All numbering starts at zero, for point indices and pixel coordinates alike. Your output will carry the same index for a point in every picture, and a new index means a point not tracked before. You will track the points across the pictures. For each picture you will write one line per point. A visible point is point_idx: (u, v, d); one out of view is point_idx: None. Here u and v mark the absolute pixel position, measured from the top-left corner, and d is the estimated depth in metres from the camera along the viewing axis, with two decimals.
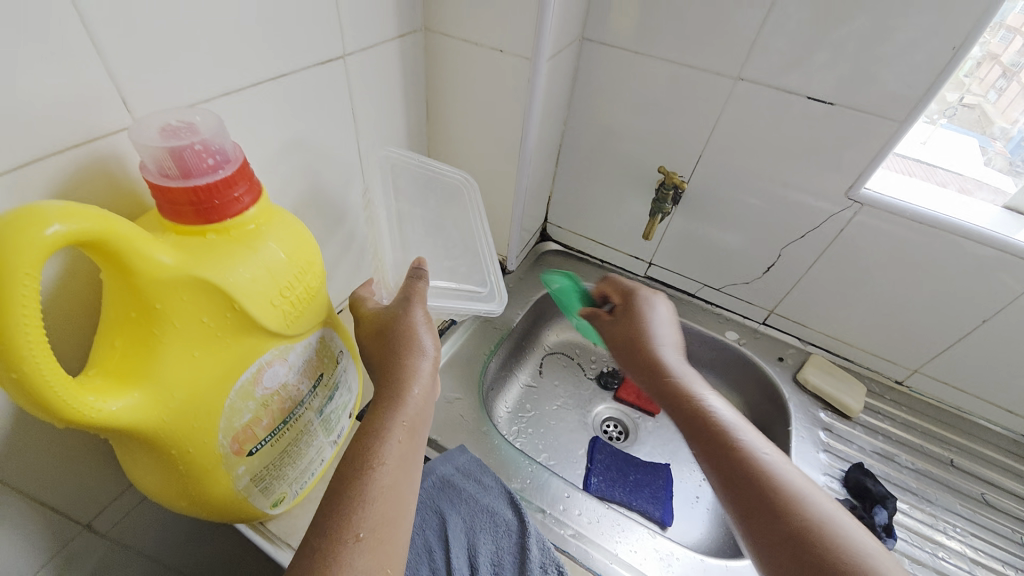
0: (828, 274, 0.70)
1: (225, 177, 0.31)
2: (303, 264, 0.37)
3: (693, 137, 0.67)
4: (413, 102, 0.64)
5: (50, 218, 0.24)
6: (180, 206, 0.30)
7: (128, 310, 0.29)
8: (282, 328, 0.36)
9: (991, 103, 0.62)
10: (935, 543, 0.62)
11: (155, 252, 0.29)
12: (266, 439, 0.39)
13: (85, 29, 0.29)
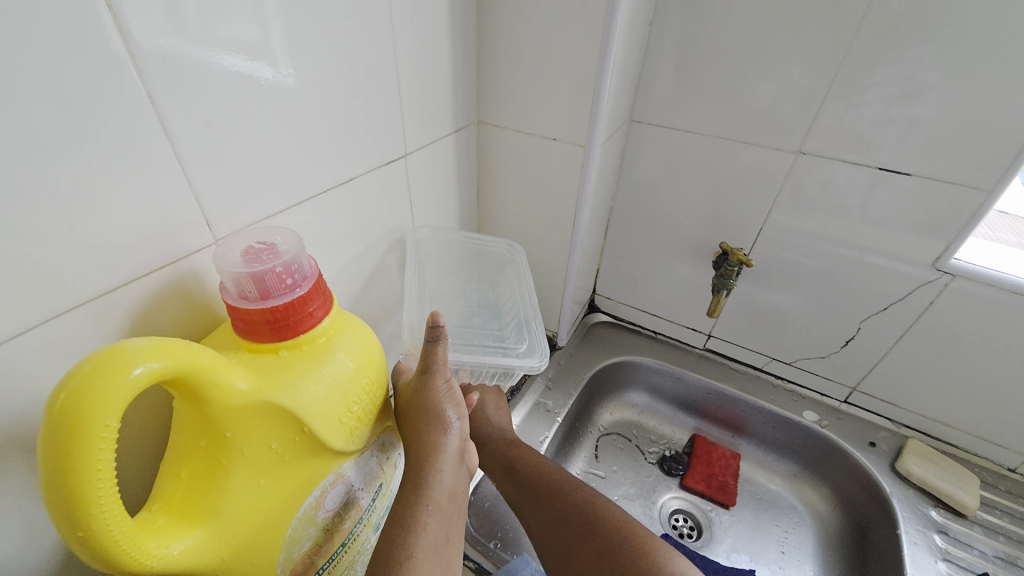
0: (918, 349, 0.63)
1: (303, 295, 0.31)
2: (370, 374, 0.35)
3: (753, 209, 0.65)
4: (466, 189, 0.66)
5: (137, 358, 0.23)
6: (256, 326, 0.30)
7: (197, 441, 0.28)
8: (347, 444, 0.34)
9: None
10: None
11: (232, 377, 0.28)
12: (324, 566, 0.35)
13: (181, 162, 0.31)
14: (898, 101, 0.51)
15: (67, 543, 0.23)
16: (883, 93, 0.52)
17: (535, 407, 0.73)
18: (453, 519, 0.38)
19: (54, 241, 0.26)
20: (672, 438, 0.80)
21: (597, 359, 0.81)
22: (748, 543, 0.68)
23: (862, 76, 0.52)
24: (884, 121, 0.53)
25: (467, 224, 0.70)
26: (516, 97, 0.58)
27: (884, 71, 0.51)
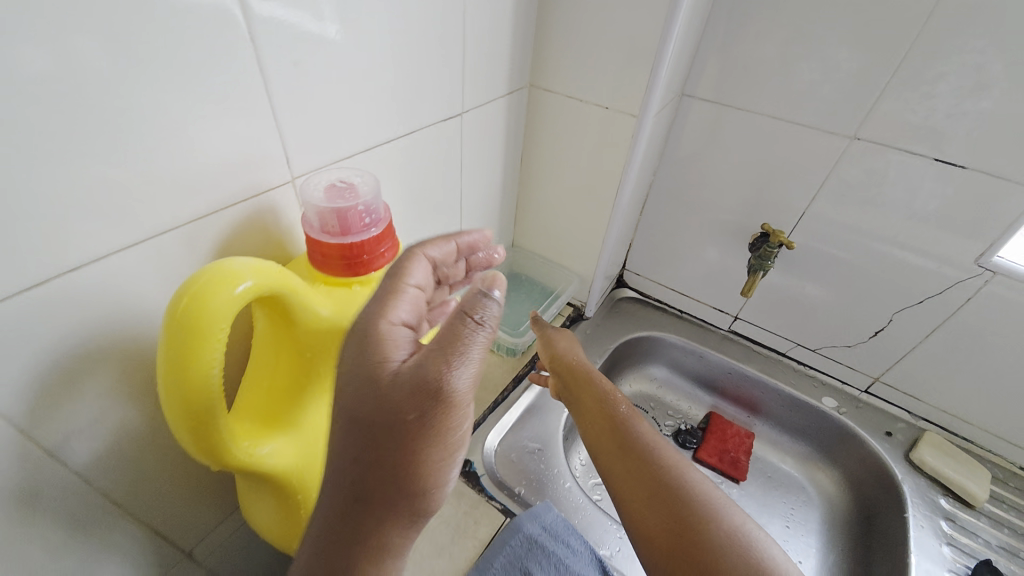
0: (946, 346, 0.64)
1: (377, 236, 0.33)
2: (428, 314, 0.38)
3: (795, 195, 0.65)
4: (511, 154, 0.67)
5: (244, 276, 0.26)
6: (332, 260, 0.32)
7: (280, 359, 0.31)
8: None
9: None
10: None
11: (317, 304, 0.31)
12: None
13: (268, 96, 0.32)
14: (968, 107, 0.51)
15: (176, 433, 0.27)
16: (953, 84, 0.50)
17: None
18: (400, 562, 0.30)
19: (159, 161, 0.28)
20: (688, 413, 0.83)
21: (621, 333, 0.83)
22: (755, 517, 0.70)
23: (934, 67, 0.50)
24: (955, 120, 0.52)
25: (508, 189, 0.71)
26: (571, 62, 0.58)
27: (968, 71, 0.49)
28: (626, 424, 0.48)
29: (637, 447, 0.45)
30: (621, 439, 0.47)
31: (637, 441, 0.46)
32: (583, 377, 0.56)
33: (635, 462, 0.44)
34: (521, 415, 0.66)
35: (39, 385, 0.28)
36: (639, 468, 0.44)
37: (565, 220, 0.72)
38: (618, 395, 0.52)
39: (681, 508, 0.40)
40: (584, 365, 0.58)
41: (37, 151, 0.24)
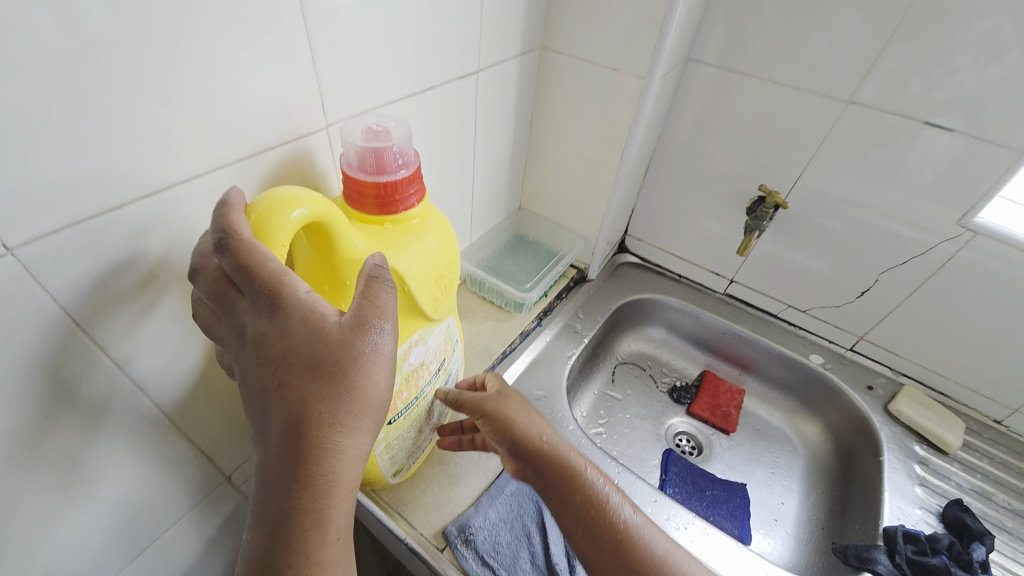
0: (927, 305, 0.68)
1: (408, 176, 0.36)
2: (450, 257, 0.41)
3: (795, 160, 0.68)
4: (521, 115, 0.69)
5: (299, 203, 0.29)
6: (367, 198, 0.35)
7: (322, 286, 0.34)
8: (432, 312, 0.41)
9: None
10: None
11: (356, 237, 0.34)
12: (402, 412, 0.43)
13: (309, 43, 0.35)
14: (959, 73, 0.53)
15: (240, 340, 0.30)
16: (975, 55, 0.52)
17: (565, 327, 0.77)
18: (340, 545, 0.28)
19: (215, 99, 0.31)
20: (683, 372, 0.87)
21: (621, 294, 0.87)
22: (743, 464, 0.75)
23: (945, 40, 0.53)
24: (948, 85, 0.54)
25: (516, 150, 0.73)
26: (581, 24, 0.60)
27: (960, 37, 0.52)
28: (611, 517, 0.42)
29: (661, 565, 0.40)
30: (639, 556, 0.40)
31: (627, 537, 0.41)
32: (566, 472, 0.44)
33: None
34: (526, 366, 0.70)
35: (115, 301, 0.31)
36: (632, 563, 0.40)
37: (572, 183, 0.75)
38: (611, 485, 0.44)
39: None
40: (542, 436, 0.47)
41: (112, 84, 0.26)
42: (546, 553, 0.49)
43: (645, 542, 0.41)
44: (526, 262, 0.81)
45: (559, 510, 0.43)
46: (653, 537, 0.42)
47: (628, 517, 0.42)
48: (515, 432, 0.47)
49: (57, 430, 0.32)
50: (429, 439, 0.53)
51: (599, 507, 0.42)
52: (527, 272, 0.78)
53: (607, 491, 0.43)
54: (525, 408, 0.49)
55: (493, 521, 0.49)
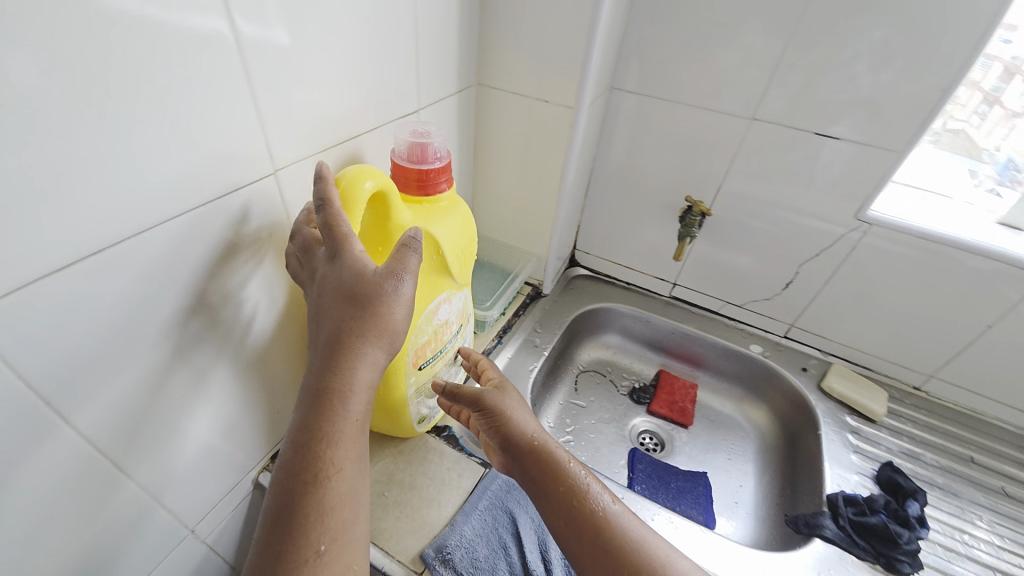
0: (841, 290, 0.76)
1: (443, 165, 0.47)
2: (472, 235, 0.51)
3: (715, 171, 0.75)
4: (464, 145, 0.73)
5: (368, 177, 0.40)
6: (410, 181, 0.46)
7: (376, 246, 0.45)
8: (456, 276, 0.50)
9: (975, 127, 0.70)
10: (967, 534, 0.62)
11: (402, 210, 0.44)
12: (429, 360, 0.52)
13: (253, 94, 0.37)
14: (839, 88, 0.62)
15: None
16: (867, 65, 0.60)
17: (525, 341, 0.81)
18: (361, 442, 0.34)
19: (166, 149, 0.32)
20: (641, 373, 0.92)
21: (576, 306, 0.91)
22: (701, 454, 0.80)
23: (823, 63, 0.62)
24: (831, 99, 0.63)
25: (462, 179, 0.77)
26: (511, 62, 0.65)
27: (834, 59, 0.61)
28: (593, 506, 0.44)
29: (636, 550, 0.42)
30: (615, 542, 0.42)
31: (607, 525, 0.43)
32: (554, 464, 0.46)
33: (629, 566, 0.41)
34: None
35: (73, 362, 0.31)
36: (611, 547, 0.42)
37: (519, 204, 0.79)
38: (592, 478, 0.47)
39: None
40: (534, 431, 0.49)
41: (64, 140, 0.27)
42: (523, 561, 0.50)
43: (624, 530, 0.43)
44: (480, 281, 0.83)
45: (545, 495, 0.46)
46: (632, 526, 0.44)
47: (609, 507, 0.45)
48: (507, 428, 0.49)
49: (7, 497, 0.31)
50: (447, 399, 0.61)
51: (583, 496, 0.45)
52: (485, 291, 0.80)
53: (591, 484, 0.46)
54: (521, 403, 0.52)
55: (469, 538, 0.51)
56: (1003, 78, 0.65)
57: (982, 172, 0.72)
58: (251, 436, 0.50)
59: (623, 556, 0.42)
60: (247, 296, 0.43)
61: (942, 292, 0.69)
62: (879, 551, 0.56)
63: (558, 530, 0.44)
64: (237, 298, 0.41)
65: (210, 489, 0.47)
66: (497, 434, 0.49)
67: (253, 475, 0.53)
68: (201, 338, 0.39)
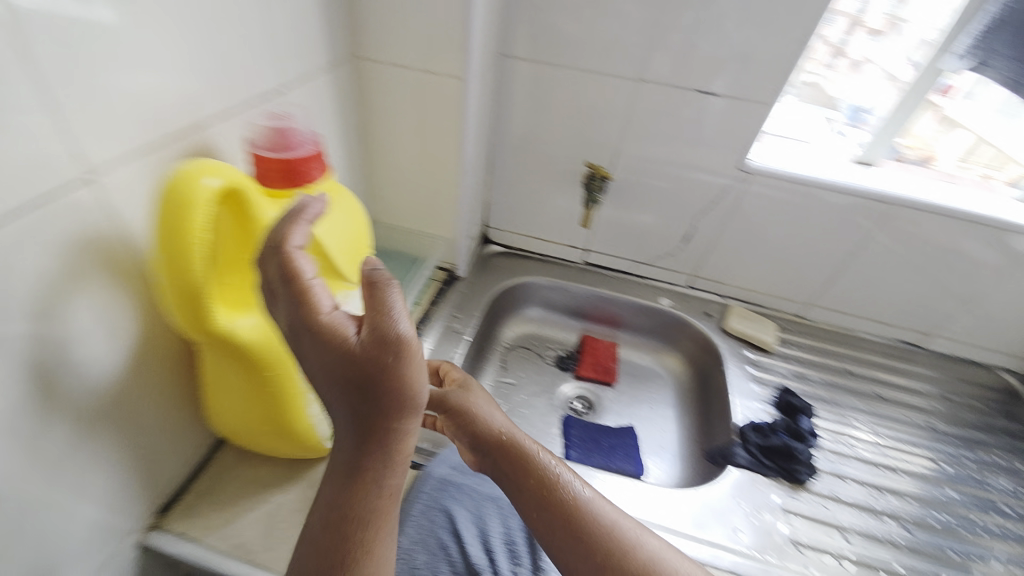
0: (731, 237, 0.83)
1: (311, 151, 0.42)
2: (358, 227, 0.48)
3: (610, 135, 0.76)
4: (347, 127, 0.66)
5: (212, 173, 0.35)
6: (274, 173, 0.41)
7: (242, 252, 0.39)
8: (347, 273, 0.46)
9: (826, 77, 0.77)
10: (850, 437, 0.71)
11: (265, 207, 0.39)
12: None
13: (40, 81, 0.29)
14: (713, 46, 0.65)
15: (172, 299, 0.35)
16: (736, 21, 0.63)
17: (445, 328, 0.78)
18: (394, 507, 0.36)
19: None
20: (565, 340, 0.94)
21: (494, 285, 0.90)
22: (628, 408, 0.85)
23: (697, 21, 0.64)
24: (707, 57, 0.66)
25: (352, 165, 0.70)
26: (386, 30, 0.59)
27: (706, 17, 0.63)
28: (565, 499, 0.44)
29: (606, 534, 0.42)
30: (582, 527, 0.42)
31: (580, 515, 0.43)
32: (521, 457, 0.47)
33: (602, 554, 0.41)
34: None
35: None
36: (585, 535, 0.42)
37: (419, 186, 0.74)
38: (563, 467, 0.47)
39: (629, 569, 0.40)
40: (501, 426, 0.50)
41: None
42: (465, 557, 0.49)
43: (597, 518, 0.43)
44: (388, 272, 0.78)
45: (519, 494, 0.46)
46: (601, 508, 0.44)
47: (580, 494, 0.44)
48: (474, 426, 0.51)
49: None
50: None
51: (557, 491, 0.44)
52: (394, 282, 0.76)
53: (562, 473, 0.46)
54: (494, 403, 0.54)
55: (404, 548, 0.48)
56: (847, 30, 0.72)
57: (833, 118, 0.81)
58: (121, 490, 0.43)
59: (594, 541, 0.41)
60: (73, 333, 0.35)
61: (813, 229, 0.77)
62: (782, 467, 0.63)
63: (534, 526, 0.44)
64: (61, 340, 0.34)
65: (81, 561, 0.40)
66: (465, 434, 0.52)
67: (136, 535, 0.46)
68: (24, 393, 0.32)
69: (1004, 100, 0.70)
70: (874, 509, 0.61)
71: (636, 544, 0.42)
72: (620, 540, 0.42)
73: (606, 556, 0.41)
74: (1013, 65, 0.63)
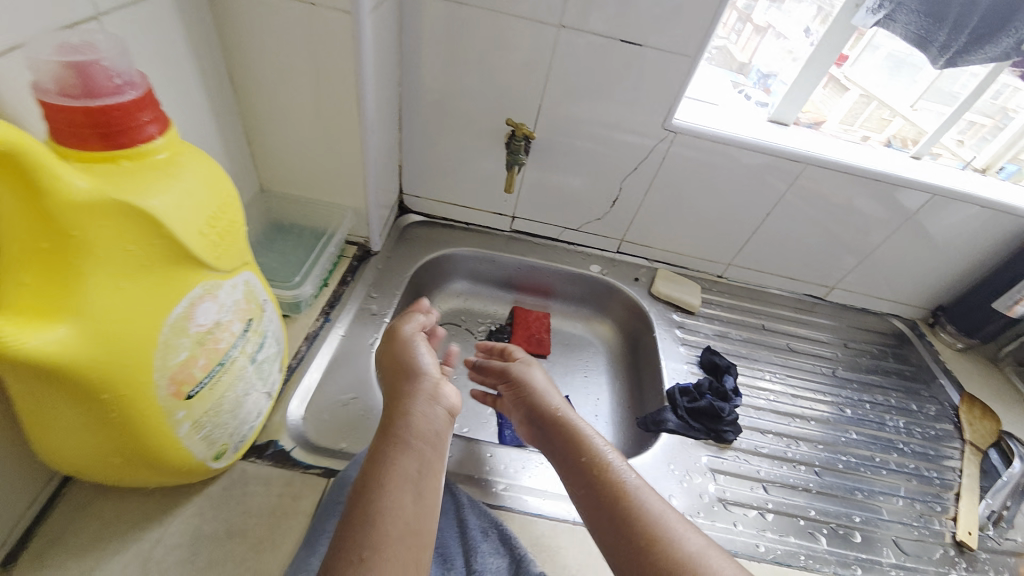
0: (657, 200, 0.81)
1: (134, 99, 0.32)
2: (223, 199, 0.38)
3: (531, 89, 0.70)
4: (208, 72, 0.53)
5: None
6: (81, 128, 0.30)
7: (39, 242, 0.28)
8: (210, 260, 0.36)
9: (734, 43, 0.77)
10: (767, 391, 0.74)
11: (68, 175, 0.28)
12: (204, 381, 0.38)
13: None
14: None
15: None
16: None
17: (359, 311, 0.69)
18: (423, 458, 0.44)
19: None
20: (495, 314, 0.89)
21: (413, 259, 0.81)
22: (562, 379, 0.83)
23: None
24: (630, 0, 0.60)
25: (222, 121, 0.57)
26: None
27: None
28: (614, 475, 0.46)
29: (651, 518, 0.43)
30: (629, 510, 0.43)
31: (622, 492, 0.45)
32: (574, 433, 0.51)
33: (643, 537, 0.42)
34: (325, 370, 0.59)
35: None
36: (627, 515, 0.43)
37: (314, 148, 0.63)
38: (615, 454, 0.49)
39: (668, 560, 0.40)
40: (560, 406, 0.55)
41: None
42: None
43: (641, 502, 0.44)
44: (287, 251, 0.67)
45: (566, 464, 0.50)
46: (651, 500, 0.45)
47: (625, 476, 0.46)
48: (531, 401, 0.57)
49: None
50: (258, 417, 0.48)
51: (606, 467, 0.47)
52: (293, 262, 0.65)
53: (611, 457, 0.49)
54: (550, 385, 0.60)
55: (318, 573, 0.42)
56: None
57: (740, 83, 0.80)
58: None
59: (640, 524, 0.42)
60: None
61: (734, 189, 0.77)
62: (709, 428, 0.63)
63: (580, 497, 0.47)
64: None
65: None
66: (523, 406, 0.58)
67: None
68: None
69: (892, 57, 0.73)
70: (787, 457, 0.65)
71: (680, 538, 0.41)
72: (663, 528, 0.42)
73: (646, 543, 0.41)
74: (916, 18, 0.62)
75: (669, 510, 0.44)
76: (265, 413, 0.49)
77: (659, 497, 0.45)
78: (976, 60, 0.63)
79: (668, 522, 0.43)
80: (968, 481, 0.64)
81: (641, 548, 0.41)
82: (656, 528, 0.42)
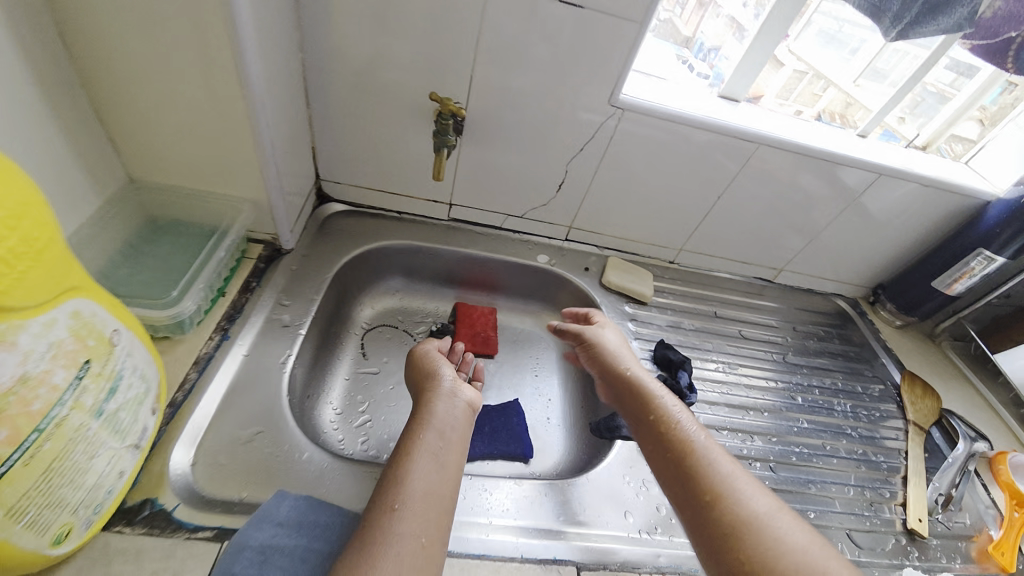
0: (605, 184, 0.75)
1: None
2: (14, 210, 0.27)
3: (460, 58, 0.60)
4: (21, 26, 0.39)
5: None
6: None
7: None
8: None
9: (679, 15, 0.71)
10: (722, 384, 0.72)
11: None
12: (12, 459, 0.28)
13: None
14: None
15: None
16: None
17: (268, 324, 0.59)
18: (449, 441, 0.49)
19: None
20: (436, 312, 0.81)
21: (336, 257, 0.71)
22: (511, 381, 0.76)
23: None
24: None
25: (53, 94, 0.44)
26: None
27: None
28: (684, 433, 0.50)
29: (718, 477, 0.45)
30: (696, 466, 0.47)
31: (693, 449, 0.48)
32: (646, 394, 0.55)
33: (707, 491, 0.45)
34: (220, 402, 0.50)
35: None
36: (696, 471, 0.46)
37: (191, 129, 0.51)
38: (688, 417, 0.52)
39: (733, 515, 0.42)
40: (631, 368, 0.59)
41: None
42: None
43: (710, 461, 0.47)
44: (168, 256, 0.55)
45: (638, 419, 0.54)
46: (719, 460, 0.47)
47: (695, 436, 0.49)
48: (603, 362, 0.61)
49: None
50: (122, 477, 0.39)
51: (676, 424, 0.51)
52: (176, 271, 0.54)
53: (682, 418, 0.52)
54: (624, 346, 0.63)
55: None
56: None
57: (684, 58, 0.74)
58: None
59: (703, 481, 0.45)
60: None
61: (685, 172, 0.72)
62: None
63: (653, 452, 0.51)
64: None
65: None
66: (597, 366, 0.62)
67: None
68: None
69: (822, 35, 0.71)
70: (743, 454, 0.62)
71: (747, 498, 0.44)
72: (732, 485, 0.45)
73: (710, 496, 0.44)
74: None
75: (738, 472, 0.46)
76: (132, 471, 0.40)
77: (729, 459, 0.47)
78: (928, 33, 0.60)
79: (735, 480, 0.45)
80: (914, 464, 0.66)
81: (708, 500, 0.44)
82: (722, 485, 0.45)
